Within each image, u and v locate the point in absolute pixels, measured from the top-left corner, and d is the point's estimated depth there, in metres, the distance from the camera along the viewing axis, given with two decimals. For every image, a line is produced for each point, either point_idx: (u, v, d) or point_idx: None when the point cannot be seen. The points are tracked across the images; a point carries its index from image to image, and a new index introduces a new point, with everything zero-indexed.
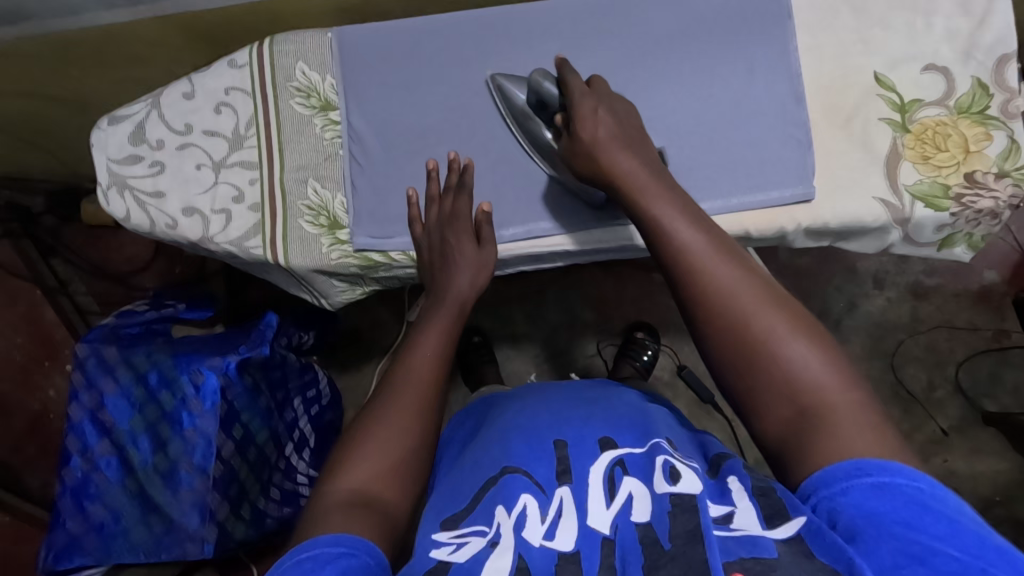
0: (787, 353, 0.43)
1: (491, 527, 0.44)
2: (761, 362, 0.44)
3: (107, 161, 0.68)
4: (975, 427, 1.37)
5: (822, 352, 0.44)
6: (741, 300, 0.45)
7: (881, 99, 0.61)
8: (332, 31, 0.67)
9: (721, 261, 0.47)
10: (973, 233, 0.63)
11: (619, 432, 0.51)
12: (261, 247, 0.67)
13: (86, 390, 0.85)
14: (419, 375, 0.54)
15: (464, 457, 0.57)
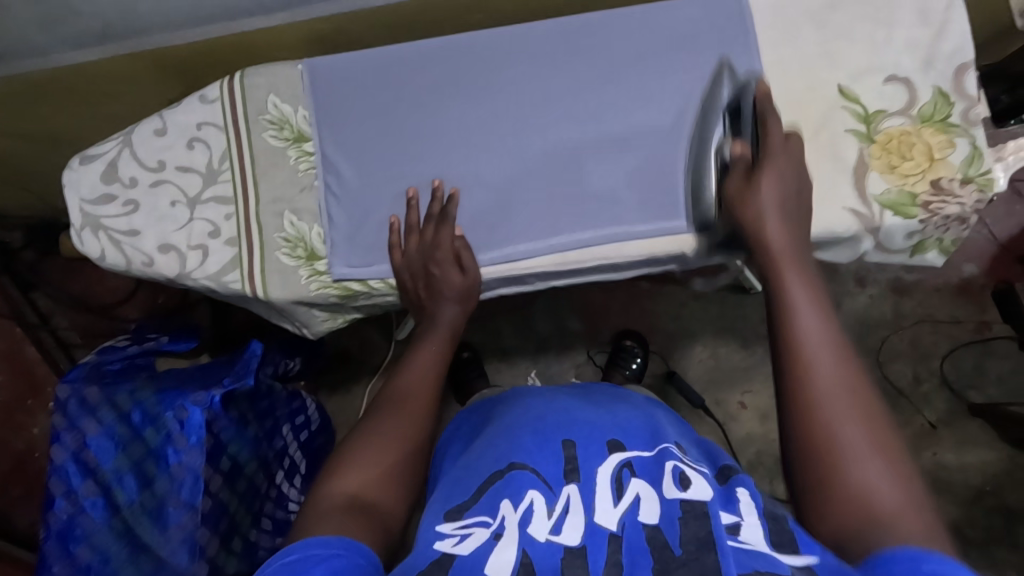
0: (860, 473, 0.45)
1: (495, 519, 0.47)
2: (834, 451, 0.46)
3: (80, 201, 0.68)
4: (962, 418, 1.39)
5: (894, 480, 0.44)
6: (842, 432, 0.46)
7: (846, 111, 0.63)
8: (302, 64, 0.67)
9: (841, 388, 0.47)
10: (943, 238, 0.63)
11: (629, 438, 0.56)
12: (239, 281, 0.67)
13: (68, 431, 0.83)
14: (414, 398, 0.57)
15: (470, 452, 0.60)
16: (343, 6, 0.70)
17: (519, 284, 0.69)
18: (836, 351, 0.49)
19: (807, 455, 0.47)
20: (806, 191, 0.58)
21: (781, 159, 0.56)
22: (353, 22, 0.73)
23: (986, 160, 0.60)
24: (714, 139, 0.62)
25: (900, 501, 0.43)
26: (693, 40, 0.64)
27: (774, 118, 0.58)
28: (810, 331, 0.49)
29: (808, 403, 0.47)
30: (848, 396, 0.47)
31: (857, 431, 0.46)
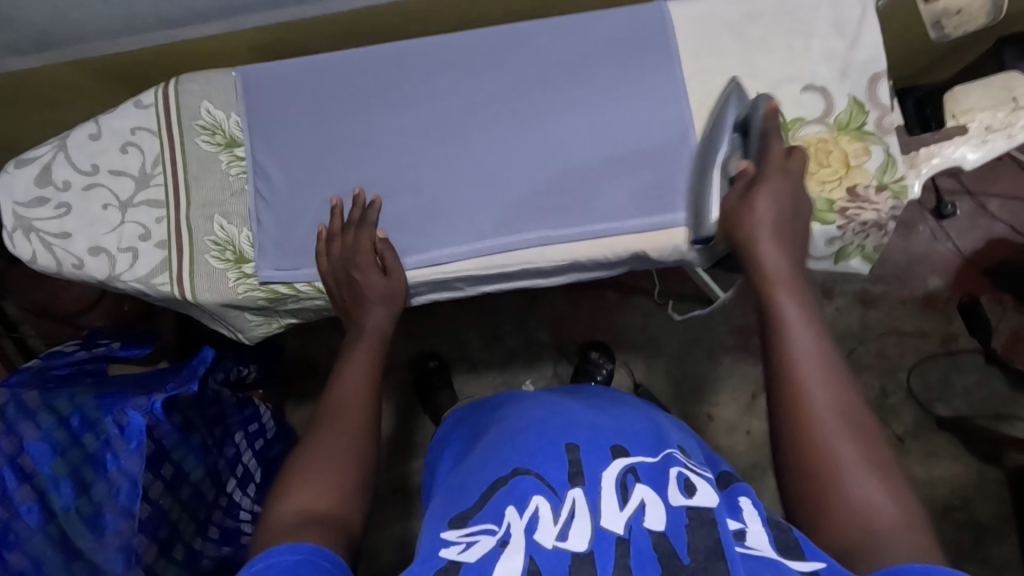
0: (859, 485, 0.44)
1: (501, 527, 0.46)
2: (828, 462, 0.45)
3: (13, 204, 0.68)
4: (929, 431, 1.37)
5: (890, 490, 0.44)
6: (840, 459, 0.45)
7: None
8: (235, 73, 0.68)
9: (842, 427, 0.46)
10: (865, 245, 0.64)
11: (632, 442, 0.53)
12: (168, 283, 0.67)
13: (4, 436, 0.81)
14: (347, 404, 0.55)
15: (473, 454, 0.58)
16: (280, 16, 0.72)
17: (448, 289, 0.70)
18: (825, 352, 0.49)
19: (798, 458, 0.47)
20: (803, 204, 0.58)
21: (778, 173, 0.56)
22: (292, 32, 0.75)
23: (900, 168, 0.61)
24: (720, 155, 0.61)
25: (897, 518, 0.43)
26: (619, 49, 0.65)
27: (776, 134, 0.58)
28: (803, 352, 0.49)
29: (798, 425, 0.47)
30: (848, 432, 0.46)
31: (851, 449, 0.45)
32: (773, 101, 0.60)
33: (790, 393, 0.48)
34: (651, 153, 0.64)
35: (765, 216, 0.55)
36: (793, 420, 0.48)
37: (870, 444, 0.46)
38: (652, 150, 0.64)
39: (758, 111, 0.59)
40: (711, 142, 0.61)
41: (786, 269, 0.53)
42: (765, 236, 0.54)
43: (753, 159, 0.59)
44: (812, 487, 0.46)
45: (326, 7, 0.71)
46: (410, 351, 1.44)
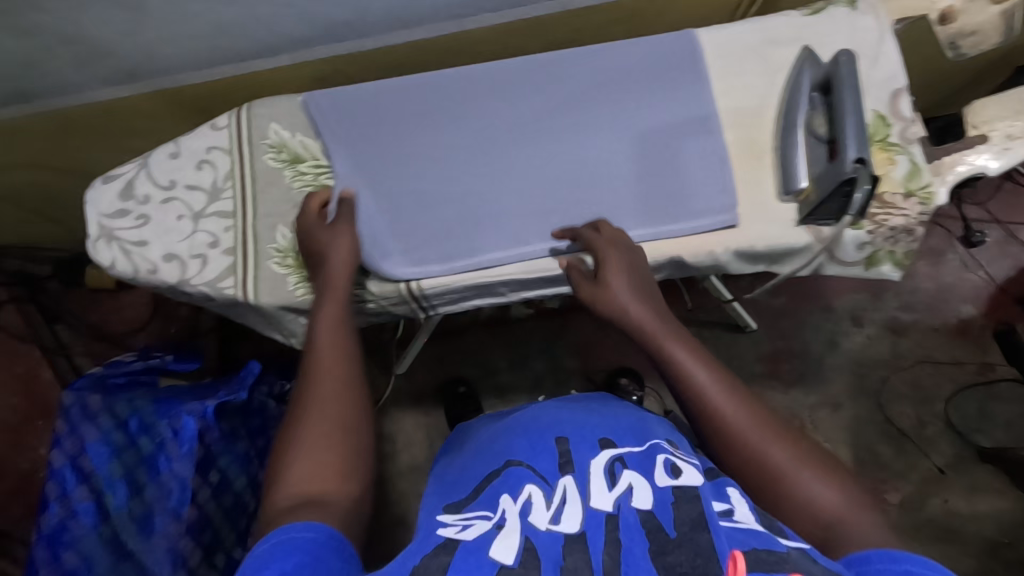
0: (807, 482, 0.49)
1: (496, 513, 0.47)
2: (761, 466, 0.50)
3: (97, 215, 0.75)
4: (972, 465, 1.31)
5: (836, 485, 0.49)
6: (773, 455, 0.50)
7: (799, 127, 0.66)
8: (304, 99, 0.75)
9: (767, 435, 0.51)
10: (894, 251, 0.67)
11: (619, 434, 0.54)
12: (233, 287, 0.72)
13: (68, 436, 0.88)
14: (326, 363, 0.56)
15: (458, 461, 0.61)
16: (340, 49, 0.80)
17: (491, 294, 0.74)
18: (722, 379, 0.54)
19: (747, 477, 0.51)
20: (636, 252, 0.65)
21: (608, 245, 0.63)
22: (349, 62, 0.82)
23: (926, 176, 0.64)
24: (801, 111, 0.66)
25: (845, 508, 0.48)
26: (652, 70, 0.71)
27: (854, 87, 0.60)
28: (712, 390, 0.53)
29: (727, 445, 0.52)
30: (773, 437, 0.51)
31: (786, 452, 0.51)
32: (854, 57, 0.62)
33: (715, 427, 0.53)
34: (687, 162, 0.68)
35: (620, 283, 0.61)
36: (720, 444, 0.53)
37: (794, 442, 0.51)
38: (688, 160, 0.68)
39: (840, 66, 0.62)
40: (791, 104, 0.66)
41: (649, 317, 0.59)
42: (626, 296, 0.60)
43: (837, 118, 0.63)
44: (771, 499, 0.50)
45: (382, 42, 0.80)
46: (440, 377, 1.44)
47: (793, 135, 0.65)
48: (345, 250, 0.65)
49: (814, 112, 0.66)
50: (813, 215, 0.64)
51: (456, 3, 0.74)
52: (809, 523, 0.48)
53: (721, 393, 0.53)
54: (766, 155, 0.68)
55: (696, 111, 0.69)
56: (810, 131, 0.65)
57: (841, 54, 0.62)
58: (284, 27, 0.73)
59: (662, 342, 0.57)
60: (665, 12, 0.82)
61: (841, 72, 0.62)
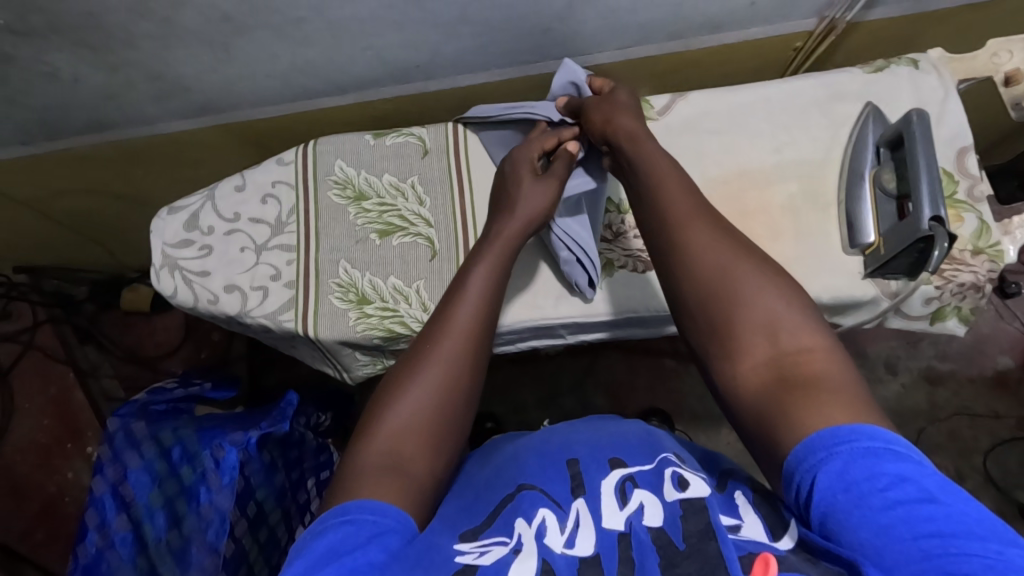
0: (769, 313, 0.46)
1: (512, 537, 0.43)
2: (727, 291, 0.48)
3: (162, 245, 0.76)
4: (1016, 524, 1.23)
5: (809, 333, 0.45)
6: (740, 286, 0.48)
7: (869, 180, 0.66)
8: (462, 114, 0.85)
9: (733, 261, 0.49)
10: (961, 307, 0.67)
11: (629, 453, 0.51)
12: (293, 320, 0.72)
13: (111, 464, 0.87)
14: (457, 323, 0.54)
15: (474, 475, 0.55)
16: (406, 90, 0.82)
17: (550, 337, 0.75)
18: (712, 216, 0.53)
19: (702, 301, 0.49)
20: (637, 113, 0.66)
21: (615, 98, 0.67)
22: (412, 103, 0.84)
23: (994, 234, 0.64)
24: (868, 167, 0.66)
25: (813, 357, 0.44)
26: (715, 122, 0.73)
27: (928, 145, 0.61)
28: (691, 217, 0.52)
29: (690, 268, 0.50)
30: (741, 265, 0.49)
31: (752, 291, 0.47)
32: (926, 116, 0.62)
33: (673, 239, 0.52)
34: (752, 210, 0.69)
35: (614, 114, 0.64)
36: (672, 253, 0.52)
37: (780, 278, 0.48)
38: (753, 207, 0.69)
39: (910, 123, 0.62)
40: (857, 157, 0.67)
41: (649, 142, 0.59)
42: (625, 118, 0.63)
43: (904, 172, 0.64)
44: (715, 323, 0.48)
45: (447, 84, 0.82)
46: None
47: (862, 189, 0.66)
48: (535, 208, 0.64)
49: (881, 167, 0.66)
50: (882, 268, 0.64)
51: (523, 50, 0.77)
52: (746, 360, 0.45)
53: (707, 221, 0.52)
54: (833, 209, 0.68)
55: (760, 163, 0.70)
56: (881, 186, 0.65)
57: (912, 110, 0.63)
58: (355, 68, 0.76)
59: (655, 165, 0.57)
60: (720, 67, 0.84)
61: (915, 128, 0.62)
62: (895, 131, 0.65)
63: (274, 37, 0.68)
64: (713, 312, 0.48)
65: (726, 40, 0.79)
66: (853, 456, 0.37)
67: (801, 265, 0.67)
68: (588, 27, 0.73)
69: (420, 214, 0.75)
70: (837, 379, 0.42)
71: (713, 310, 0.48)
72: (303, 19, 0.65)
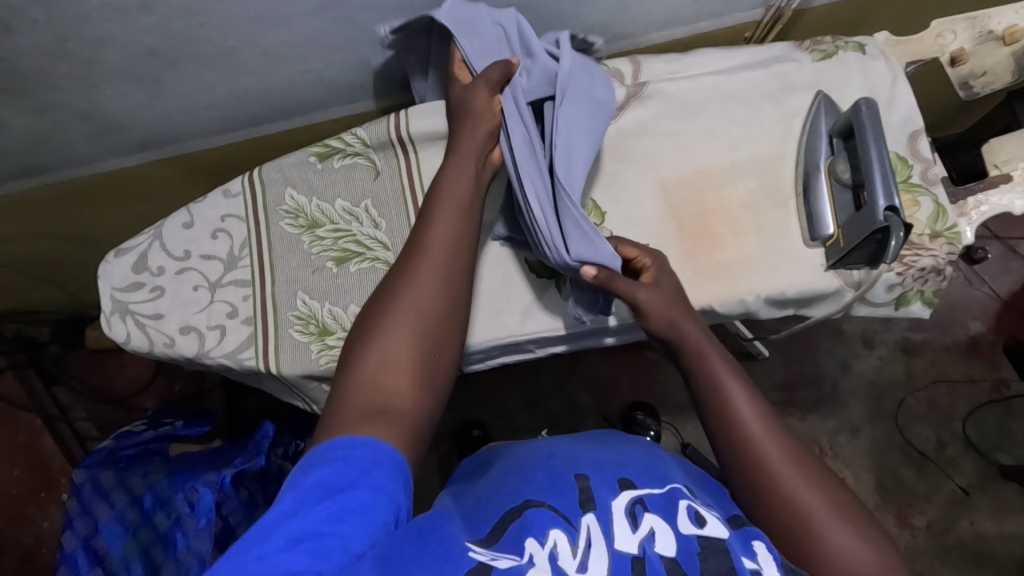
0: (837, 531, 0.44)
1: (522, 556, 0.41)
2: (789, 503, 0.46)
3: (111, 290, 0.73)
4: (997, 485, 1.26)
5: (866, 538, 0.44)
6: (802, 499, 0.46)
7: (825, 172, 0.65)
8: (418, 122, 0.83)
9: (761, 423, 0.49)
10: (924, 290, 0.67)
11: (640, 475, 0.49)
12: (254, 357, 0.70)
13: (81, 517, 0.84)
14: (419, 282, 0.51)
15: (474, 488, 0.53)
16: (355, 109, 0.80)
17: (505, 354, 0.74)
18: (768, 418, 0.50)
19: (764, 505, 0.46)
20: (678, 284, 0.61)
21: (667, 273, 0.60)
22: (362, 121, 0.82)
23: (951, 217, 0.64)
24: (822, 159, 0.66)
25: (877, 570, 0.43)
26: (668, 121, 0.72)
27: (880, 134, 0.61)
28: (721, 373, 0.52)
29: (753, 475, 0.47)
30: (767, 426, 0.49)
31: (781, 454, 0.48)
32: (875, 105, 0.62)
33: (735, 443, 0.49)
34: (712, 208, 0.68)
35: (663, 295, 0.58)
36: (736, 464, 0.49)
37: (834, 489, 0.47)
38: (712, 206, 0.68)
39: (860, 111, 0.62)
40: (810, 149, 0.67)
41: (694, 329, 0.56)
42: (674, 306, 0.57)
43: (856, 162, 0.64)
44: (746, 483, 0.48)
45: (396, 100, 0.80)
46: (452, 422, 1.35)
47: (817, 181, 0.66)
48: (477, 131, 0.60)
49: (836, 157, 0.66)
50: (843, 260, 0.63)
51: None
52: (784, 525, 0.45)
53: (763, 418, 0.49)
54: (790, 200, 0.68)
55: (717, 161, 0.70)
56: (837, 177, 0.65)
57: (861, 99, 0.63)
58: (298, 92, 0.73)
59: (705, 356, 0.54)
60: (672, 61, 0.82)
61: (867, 116, 0.61)
62: (846, 120, 0.65)
63: (208, 68, 0.65)
64: (780, 528, 0.45)
65: (675, 36, 0.78)
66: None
67: (763, 261, 0.66)
68: (533, 33, 0.71)
69: (376, 237, 0.73)
70: None
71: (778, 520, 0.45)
72: (235, 49, 0.62)
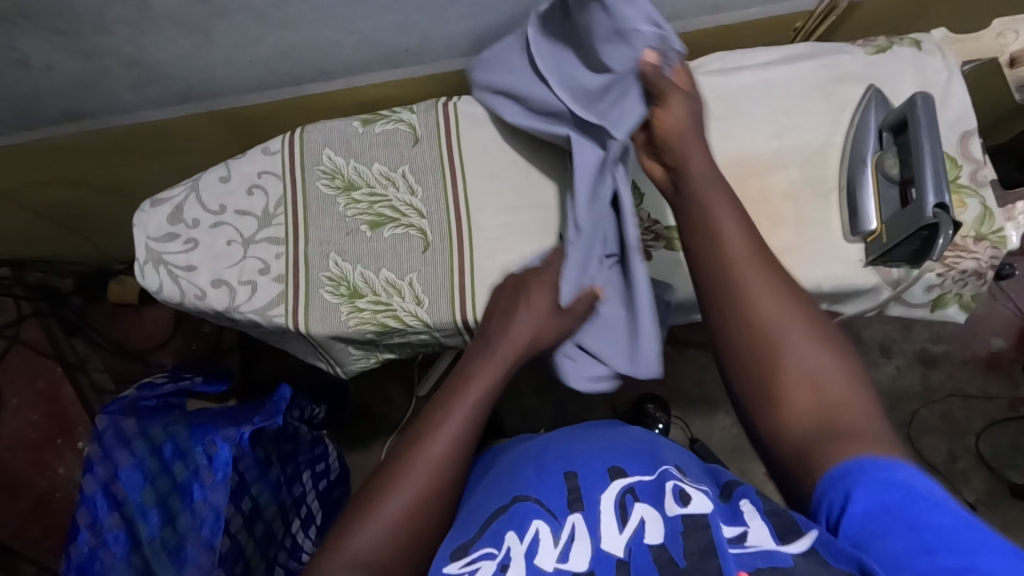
0: (805, 360, 0.46)
1: (500, 550, 0.44)
2: (754, 316, 0.48)
3: (146, 239, 0.73)
4: (1006, 503, 1.25)
5: (837, 367, 0.45)
6: (776, 326, 0.47)
7: (872, 165, 0.64)
8: (455, 91, 0.83)
9: (747, 260, 0.50)
10: (962, 293, 0.66)
11: (628, 462, 0.50)
12: (283, 315, 0.71)
13: (102, 462, 0.86)
14: (438, 456, 0.51)
15: (474, 488, 0.56)
16: (397, 75, 0.79)
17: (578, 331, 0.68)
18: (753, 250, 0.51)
19: (733, 327, 0.49)
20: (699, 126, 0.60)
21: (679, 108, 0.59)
22: (401, 89, 0.82)
23: (998, 220, 0.63)
24: (870, 151, 0.65)
25: (845, 395, 0.44)
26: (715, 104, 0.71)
27: (933, 130, 0.60)
28: (715, 207, 0.53)
29: (727, 295, 0.50)
30: (753, 262, 0.50)
31: (766, 290, 0.49)
32: (931, 100, 0.61)
33: (717, 268, 0.51)
34: (753, 195, 0.68)
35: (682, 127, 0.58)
36: (721, 290, 0.50)
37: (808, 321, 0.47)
38: (753, 193, 0.68)
39: (915, 104, 0.61)
40: (858, 141, 0.66)
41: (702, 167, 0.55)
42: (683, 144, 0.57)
43: (906, 156, 0.62)
44: (731, 315, 0.49)
45: (437, 68, 0.79)
46: None
47: (865, 173, 0.64)
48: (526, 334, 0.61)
49: (885, 152, 0.64)
50: (885, 256, 0.63)
51: None
52: (750, 342, 0.48)
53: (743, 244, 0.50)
54: (835, 193, 0.67)
55: (761, 148, 0.69)
56: (886, 171, 0.63)
57: (918, 92, 0.62)
58: (344, 53, 0.73)
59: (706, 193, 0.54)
60: (717, 48, 0.81)
61: (922, 110, 0.60)
62: (899, 113, 0.63)
63: (256, 21, 0.65)
64: (749, 348, 0.48)
65: (725, 21, 0.77)
66: (884, 480, 0.39)
67: (799, 253, 0.65)
68: None
69: (411, 204, 0.73)
70: (870, 431, 0.42)
71: (745, 335, 0.48)
72: (285, 2, 0.62)
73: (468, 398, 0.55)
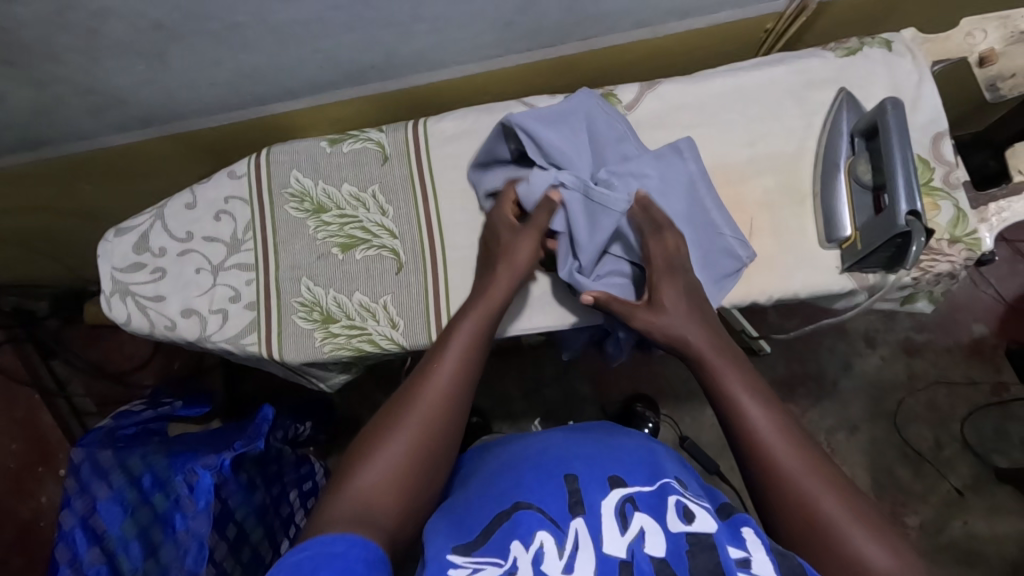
0: (853, 535, 0.45)
1: (507, 560, 0.43)
2: (796, 499, 0.48)
3: (111, 270, 0.71)
4: (992, 487, 1.26)
5: (880, 535, 0.46)
6: (819, 498, 0.47)
7: (846, 171, 0.64)
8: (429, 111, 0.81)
9: (777, 429, 0.51)
10: (933, 290, 0.67)
11: (630, 471, 0.50)
12: (256, 343, 0.69)
13: (79, 495, 0.84)
14: (441, 394, 0.53)
15: (464, 492, 0.53)
16: (364, 92, 0.77)
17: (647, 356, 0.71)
18: (781, 422, 0.51)
19: (774, 504, 0.48)
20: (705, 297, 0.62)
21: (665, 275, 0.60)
22: (369, 104, 0.80)
23: (971, 222, 0.63)
24: (841, 157, 0.64)
25: (893, 564, 0.44)
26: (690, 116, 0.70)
27: (904, 137, 0.59)
28: (743, 394, 0.53)
29: (773, 478, 0.49)
30: (783, 432, 0.51)
31: (798, 459, 0.49)
32: (901, 104, 0.60)
33: (754, 450, 0.50)
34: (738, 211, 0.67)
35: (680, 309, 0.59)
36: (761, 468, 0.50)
37: (844, 485, 0.48)
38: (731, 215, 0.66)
39: (885, 110, 0.60)
40: (831, 147, 0.65)
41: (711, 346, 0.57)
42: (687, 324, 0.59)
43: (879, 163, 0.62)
44: (774, 490, 0.49)
45: (404, 83, 0.77)
46: None
47: (838, 179, 0.64)
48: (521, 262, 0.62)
49: (857, 157, 0.64)
50: (860, 262, 0.62)
51: (483, 45, 0.72)
52: (801, 522, 0.47)
53: (772, 416, 0.51)
54: (806, 197, 0.66)
55: (734, 156, 0.68)
56: (861, 179, 0.63)
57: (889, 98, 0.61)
58: (308, 73, 0.71)
59: (722, 373, 0.55)
60: (688, 51, 0.80)
61: (893, 114, 0.60)
62: (869, 116, 0.63)
63: (212, 44, 0.63)
64: (798, 524, 0.47)
65: (695, 25, 0.76)
66: None
67: (775, 260, 0.65)
68: (547, 18, 0.69)
69: (383, 224, 0.71)
70: None
71: (790, 506, 0.47)
72: (242, 25, 0.60)
73: (454, 371, 0.55)
